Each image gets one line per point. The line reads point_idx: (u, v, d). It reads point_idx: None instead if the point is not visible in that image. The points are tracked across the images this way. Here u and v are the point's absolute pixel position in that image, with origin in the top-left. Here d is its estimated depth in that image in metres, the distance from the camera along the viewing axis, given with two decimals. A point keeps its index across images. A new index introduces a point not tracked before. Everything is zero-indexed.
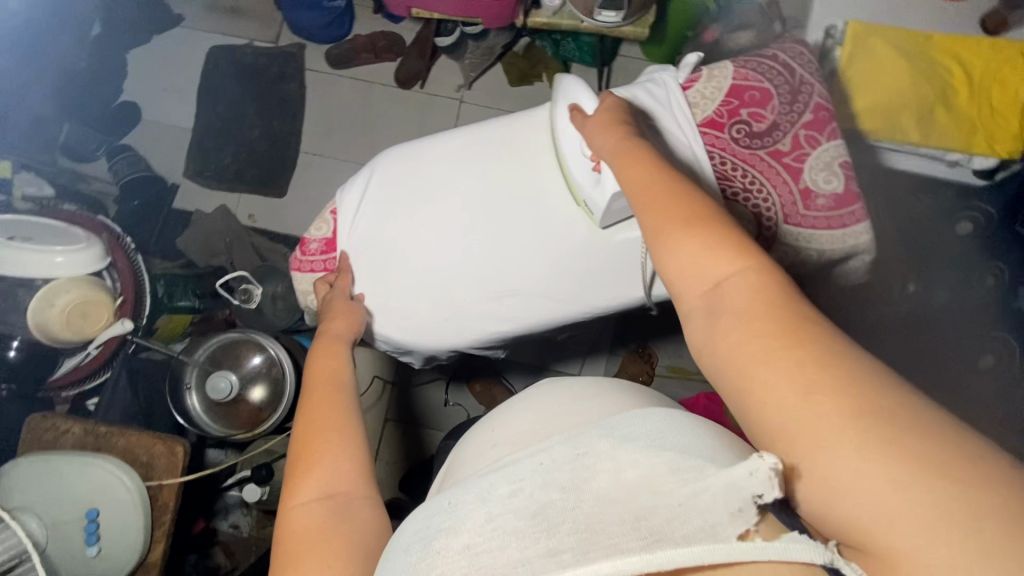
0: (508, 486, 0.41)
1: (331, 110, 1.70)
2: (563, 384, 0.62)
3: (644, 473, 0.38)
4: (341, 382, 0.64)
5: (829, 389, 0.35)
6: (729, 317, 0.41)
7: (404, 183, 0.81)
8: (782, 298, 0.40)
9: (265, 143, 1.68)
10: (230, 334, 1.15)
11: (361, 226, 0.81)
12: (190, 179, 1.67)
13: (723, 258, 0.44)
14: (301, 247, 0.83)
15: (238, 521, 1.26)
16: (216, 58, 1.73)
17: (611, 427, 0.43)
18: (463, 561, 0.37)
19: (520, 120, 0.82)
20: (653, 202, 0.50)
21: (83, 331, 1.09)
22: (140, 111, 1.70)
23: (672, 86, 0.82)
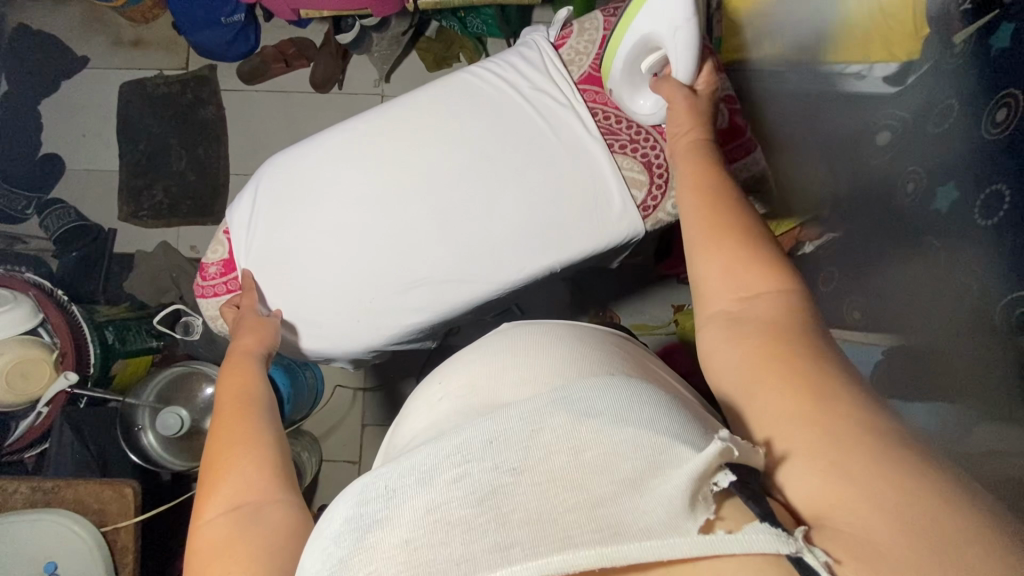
0: (454, 469, 0.38)
1: (254, 127, 1.67)
2: (481, 349, 0.62)
3: (605, 455, 0.38)
4: (246, 393, 0.63)
5: (789, 367, 0.46)
6: (720, 280, 0.56)
7: (292, 188, 0.81)
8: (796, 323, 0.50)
9: (193, 172, 1.66)
10: (176, 369, 1.16)
11: (259, 236, 0.80)
12: (126, 221, 1.65)
13: (758, 279, 0.54)
14: (201, 273, 0.83)
15: None
16: (129, 94, 1.70)
17: (572, 399, 0.40)
18: (401, 556, 0.36)
19: (403, 102, 0.81)
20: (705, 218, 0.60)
21: (28, 391, 1.09)
22: (64, 161, 1.68)
23: (545, 47, 0.81)
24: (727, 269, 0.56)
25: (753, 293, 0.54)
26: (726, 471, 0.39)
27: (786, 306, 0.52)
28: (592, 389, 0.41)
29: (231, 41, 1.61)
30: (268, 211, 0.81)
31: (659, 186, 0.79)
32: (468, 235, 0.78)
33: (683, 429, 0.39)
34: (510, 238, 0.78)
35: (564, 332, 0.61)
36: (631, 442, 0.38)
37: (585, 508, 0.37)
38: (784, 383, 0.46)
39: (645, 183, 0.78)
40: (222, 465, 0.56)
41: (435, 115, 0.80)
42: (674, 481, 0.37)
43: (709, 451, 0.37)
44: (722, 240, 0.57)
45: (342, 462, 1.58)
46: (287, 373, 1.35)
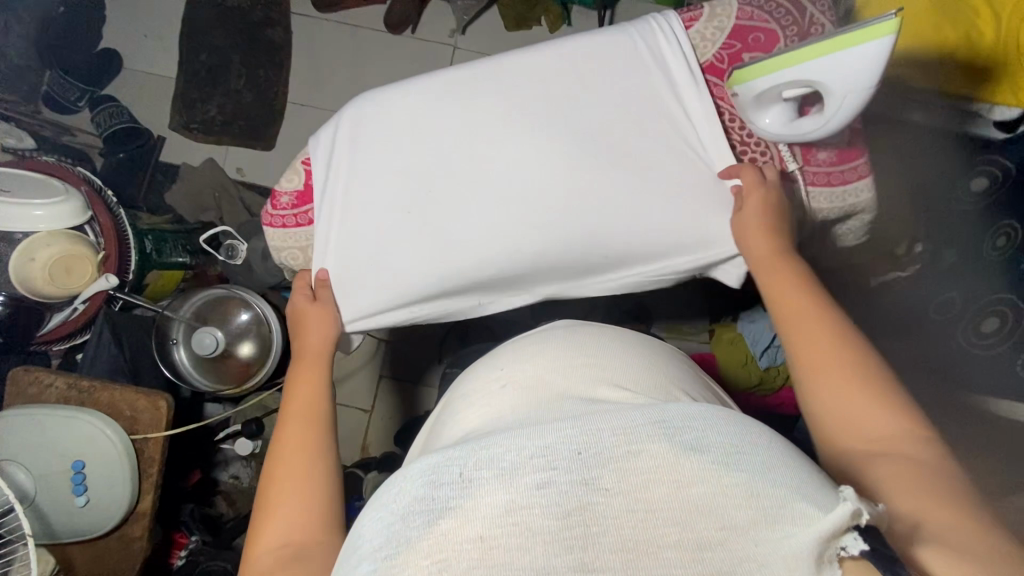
0: (538, 475, 0.38)
1: (320, 57, 1.62)
2: (549, 338, 0.63)
3: (706, 493, 0.37)
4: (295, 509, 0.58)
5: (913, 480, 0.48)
6: (842, 412, 0.56)
7: (362, 131, 0.80)
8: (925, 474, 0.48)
9: (251, 93, 1.61)
10: (215, 290, 1.14)
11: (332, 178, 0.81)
12: (177, 131, 1.63)
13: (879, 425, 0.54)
14: (273, 201, 0.81)
15: (238, 472, 1.27)
16: (197, 2, 1.64)
17: (675, 428, 0.40)
18: (479, 551, 0.36)
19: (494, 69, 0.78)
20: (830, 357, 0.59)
21: (69, 286, 1.08)
22: (122, 59, 1.64)
23: (677, 30, 0.76)
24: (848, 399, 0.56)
25: (869, 422, 0.54)
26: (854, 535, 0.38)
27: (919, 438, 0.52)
28: (699, 422, 0.41)
29: None
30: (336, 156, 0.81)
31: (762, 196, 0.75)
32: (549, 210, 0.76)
33: (800, 481, 0.38)
34: (606, 229, 0.76)
35: (640, 350, 0.62)
36: (742, 487, 0.38)
37: (687, 548, 0.36)
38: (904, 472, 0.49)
39: None
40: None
41: (522, 86, 0.77)
42: (797, 542, 0.36)
43: (840, 512, 0.37)
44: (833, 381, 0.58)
45: (354, 408, 1.59)
46: None
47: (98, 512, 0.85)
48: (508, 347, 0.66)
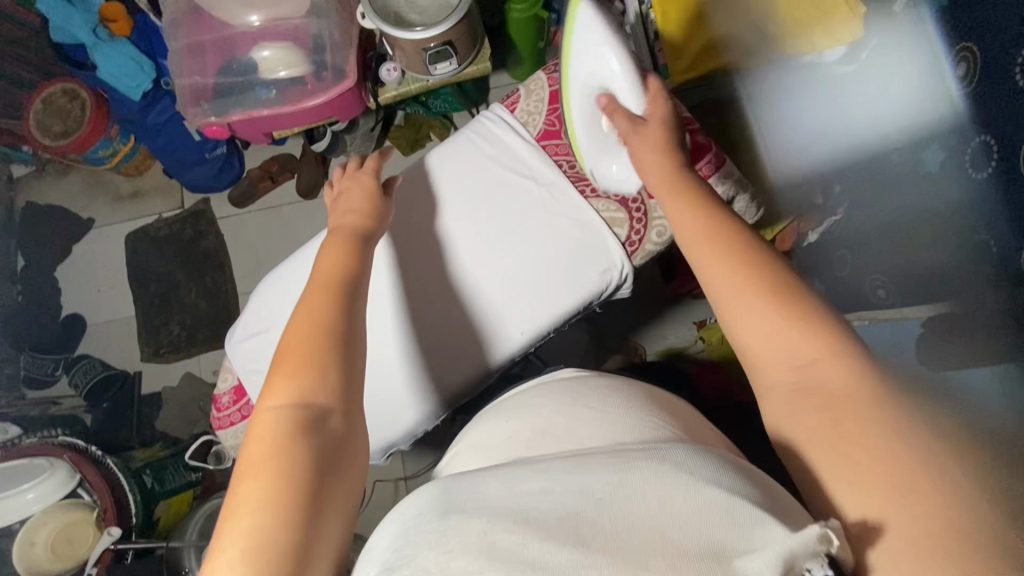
0: (542, 486, 0.41)
1: (254, 245, 1.74)
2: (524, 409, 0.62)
3: (695, 497, 0.37)
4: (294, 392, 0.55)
5: (880, 460, 0.43)
6: (791, 372, 0.51)
7: (263, 315, 0.82)
8: (887, 448, 0.43)
9: (205, 301, 1.72)
10: (212, 505, 1.22)
11: (253, 370, 0.81)
12: (150, 361, 1.71)
13: (843, 382, 0.48)
14: (215, 405, 0.82)
15: None
16: (135, 243, 1.78)
17: (665, 449, 0.42)
18: (479, 543, 0.37)
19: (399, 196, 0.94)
20: (768, 296, 0.54)
21: (74, 556, 1.11)
22: (84, 318, 1.75)
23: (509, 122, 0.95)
24: (807, 359, 0.51)
25: (804, 362, 0.51)
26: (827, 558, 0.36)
27: (853, 373, 0.49)
28: (690, 450, 0.42)
29: (218, 171, 1.66)
30: (248, 349, 0.81)
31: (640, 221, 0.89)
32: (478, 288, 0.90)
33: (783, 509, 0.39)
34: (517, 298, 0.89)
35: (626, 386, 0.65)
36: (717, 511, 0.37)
37: (668, 550, 0.35)
38: (864, 450, 0.44)
39: (625, 222, 0.88)
40: (261, 474, 0.49)
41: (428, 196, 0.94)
42: (773, 554, 0.35)
43: (810, 532, 0.36)
44: (786, 328, 0.53)
45: None
46: None
47: None
48: (508, 398, 0.68)
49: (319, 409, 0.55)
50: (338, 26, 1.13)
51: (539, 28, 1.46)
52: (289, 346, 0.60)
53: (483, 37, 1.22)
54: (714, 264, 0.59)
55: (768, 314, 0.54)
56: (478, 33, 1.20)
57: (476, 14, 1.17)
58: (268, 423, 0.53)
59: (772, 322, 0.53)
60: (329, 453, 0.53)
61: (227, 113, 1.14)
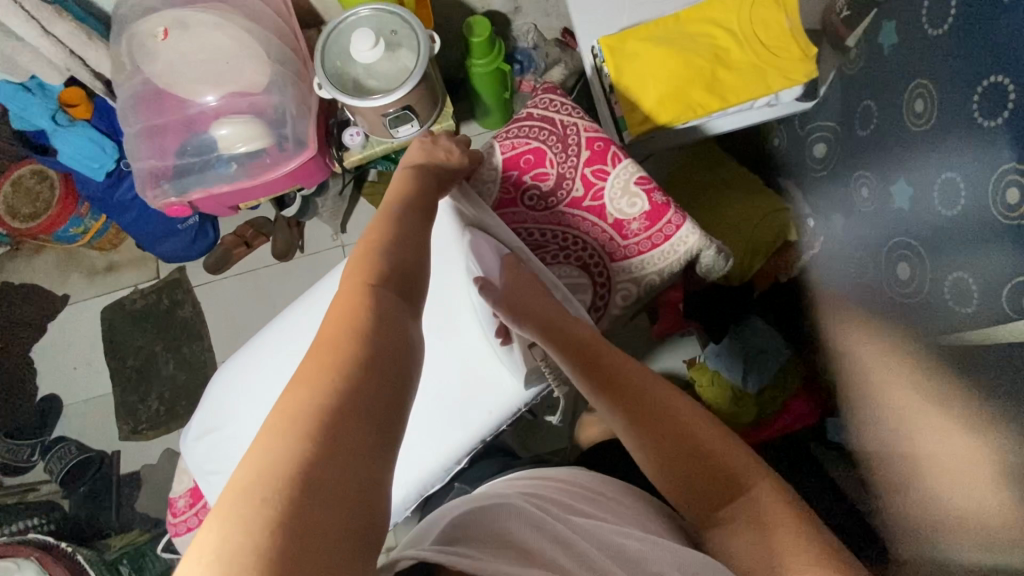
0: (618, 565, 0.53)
1: (232, 312, 1.71)
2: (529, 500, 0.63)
3: None
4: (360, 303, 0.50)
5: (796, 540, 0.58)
6: (707, 491, 0.62)
7: (215, 413, 0.78)
8: (796, 532, 0.58)
9: (184, 372, 1.68)
10: None
11: (208, 471, 0.77)
12: (128, 439, 1.66)
13: (750, 484, 0.62)
14: (170, 510, 0.79)
15: None
16: (111, 317, 1.75)
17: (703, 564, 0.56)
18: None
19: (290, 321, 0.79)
20: (676, 432, 0.64)
21: None
22: (60, 398, 1.70)
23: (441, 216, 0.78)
24: (717, 476, 0.62)
25: (731, 492, 0.61)
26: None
27: (769, 494, 0.61)
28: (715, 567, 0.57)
29: (191, 241, 1.64)
30: (202, 450, 0.78)
31: (604, 285, 0.79)
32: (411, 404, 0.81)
33: None
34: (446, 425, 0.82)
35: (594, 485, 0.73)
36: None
37: None
38: (787, 538, 0.58)
39: (586, 288, 0.79)
40: (330, 358, 0.44)
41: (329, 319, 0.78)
42: None
43: None
44: (693, 455, 0.63)
45: None
46: None
47: None
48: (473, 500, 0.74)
49: (388, 317, 0.49)
50: (296, 99, 1.13)
51: (503, 81, 1.47)
52: (368, 248, 0.56)
53: (443, 96, 1.23)
54: (630, 409, 0.66)
55: (678, 447, 0.64)
56: (437, 93, 1.21)
57: (434, 76, 1.17)
58: (329, 323, 0.47)
59: (681, 452, 0.63)
60: (399, 357, 0.47)
61: (187, 192, 1.14)
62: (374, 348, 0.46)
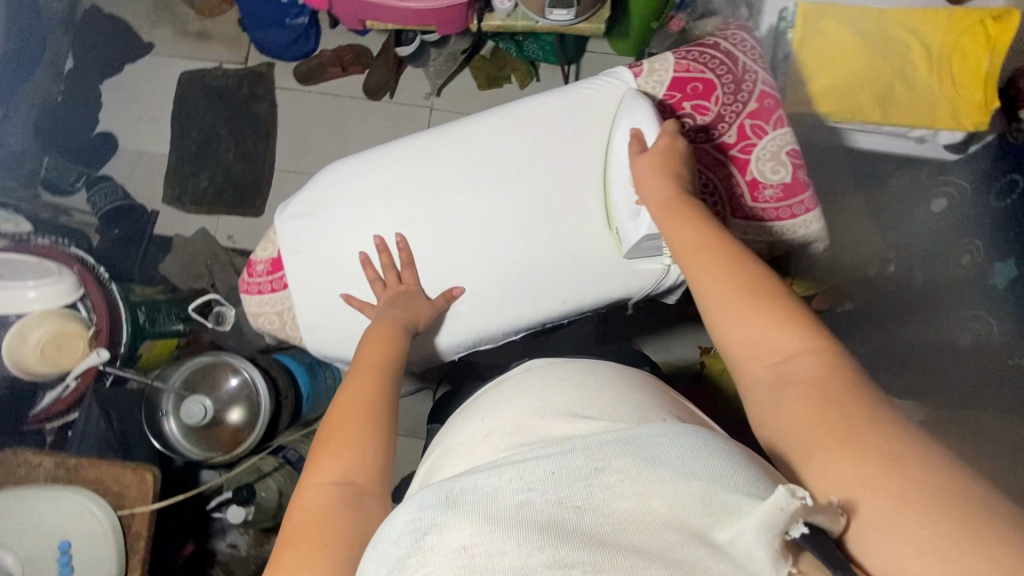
0: (519, 493, 0.42)
1: (304, 126, 1.70)
2: (549, 373, 0.62)
3: (667, 500, 0.40)
4: (391, 353, 0.70)
5: (844, 416, 0.46)
6: (751, 346, 0.54)
7: (321, 202, 0.83)
8: (845, 398, 0.47)
9: (239, 164, 1.69)
10: (203, 357, 1.15)
11: (298, 250, 0.82)
12: (170, 204, 1.70)
13: (794, 338, 0.52)
14: (248, 270, 0.83)
15: (235, 540, 1.30)
16: (187, 84, 1.73)
17: (637, 442, 0.43)
18: (460, 561, 0.39)
19: (430, 143, 0.83)
20: (722, 281, 0.57)
21: (61, 363, 1.10)
22: (117, 140, 1.72)
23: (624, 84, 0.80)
24: (763, 328, 0.54)
25: (780, 356, 0.52)
26: (799, 526, 0.40)
27: (827, 362, 0.50)
28: (659, 438, 0.44)
29: (292, 41, 1.63)
30: (299, 228, 0.82)
31: None
32: (492, 264, 0.82)
33: (750, 480, 0.42)
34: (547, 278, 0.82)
35: (610, 369, 0.63)
36: (699, 496, 0.40)
37: (647, 553, 0.38)
38: (827, 406, 0.47)
39: None
40: (349, 381, 0.65)
41: (473, 152, 0.82)
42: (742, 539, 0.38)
43: (775, 499, 0.39)
44: (742, 301, 0.55)
45: None
46: (305, 369, 1.34)
47: None
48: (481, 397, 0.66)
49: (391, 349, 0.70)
50: None
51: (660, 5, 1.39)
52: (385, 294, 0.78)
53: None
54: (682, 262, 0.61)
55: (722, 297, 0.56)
56: None
57: None
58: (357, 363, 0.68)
59: (725, 301, 0.56)
60: (387, 373, 0.67)
61: None
62: (377, 377, 0.66)
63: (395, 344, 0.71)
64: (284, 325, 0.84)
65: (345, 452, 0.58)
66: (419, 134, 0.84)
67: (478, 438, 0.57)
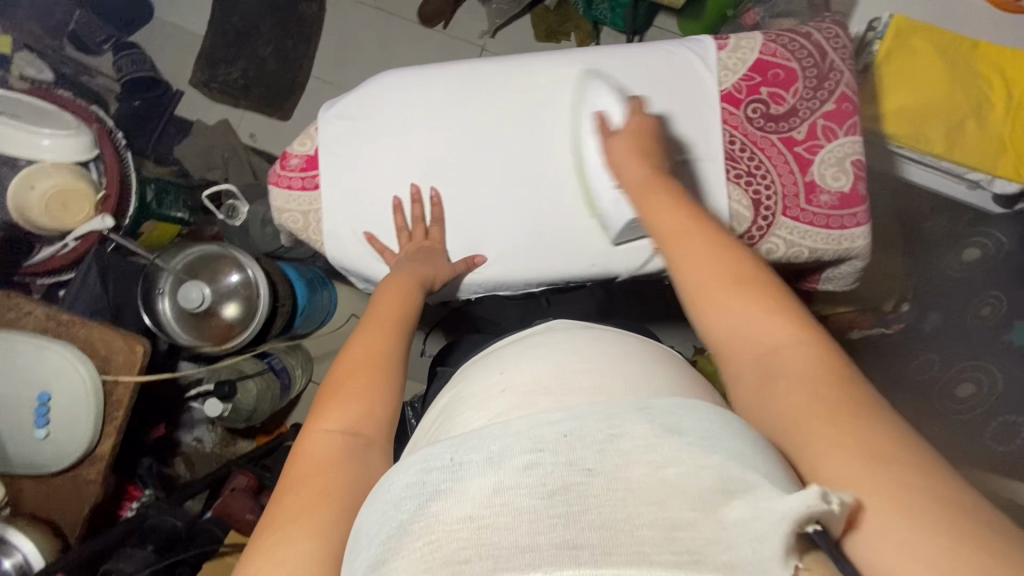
0: (526, 456, 0.40)
1: (349, 38, 1.64)
2: (564, 339, 0.61)
3: (684, 471, 0.38)
4: (405, 305, 0.68)
5: (853, 418, 0.44)
6: (732, 333, 0.52)
7: (367, 108, 0.79)
8: (850, 402, 0.45)
9: (274, 62, 1.62)
10: (211, 246, 1.13)
11: (334, 153, 0.79)
12: (196, 88, 1.63)
13: (780, 327, 0.51)
14: (281, 161, 0.79)
15: (201, 436, 1.39)
16: None
17: (655, 413, 0.42)
18: (466, 531, 0.37)
19: (494, 72, 0.79)
20: (701, 265, 0.55)
21: (63, 220, 1.06)
22: (153, 9, 1.64)
23: (707, 54, 0.76)
24: (747, 313, 0.52)
25: (766, 346, 0.51)
26: (814, 523, 0.36)
27: (818, 358, 0.49)
28: (679, 410, 0.43)
29: None
30: (339, 130, 0.79)
31: (760, 228, 0.75)
32: (531, 210, 0.79)
33: (776, 470, 0.40)
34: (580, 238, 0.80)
35: (629, 342, 0.62)
36: (713, 471, 0.38)
37: (661, 527, 0.36)
38: (835, 409, 0.45)
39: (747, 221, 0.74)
40: (365, 330, 0.64)
41: (534, 93, 0.79)
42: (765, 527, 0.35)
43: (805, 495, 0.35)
44: (722, 291, 0.53)
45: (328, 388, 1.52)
46: (304, 283, 1.34)
47: (55, 448, 0.83)
48: (499, 353, 0.65)
49: (411, 304, 0.68)
50: None
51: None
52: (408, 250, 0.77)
53: None
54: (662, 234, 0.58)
55: (700, 282, 0.54)
56: None
57: None
58: (376, 312, 0.66)
59: (704, 286, 0.54)
60: (403, 327, 0.65)
61: None
62: (392, 328, 0.64)
63: (409, 299, 0.69)
64: (307, 227, 0.81)
65: (354, 399, 0.57)
66: (485, 61, 0.80)
67: (487, 391, 0.55)
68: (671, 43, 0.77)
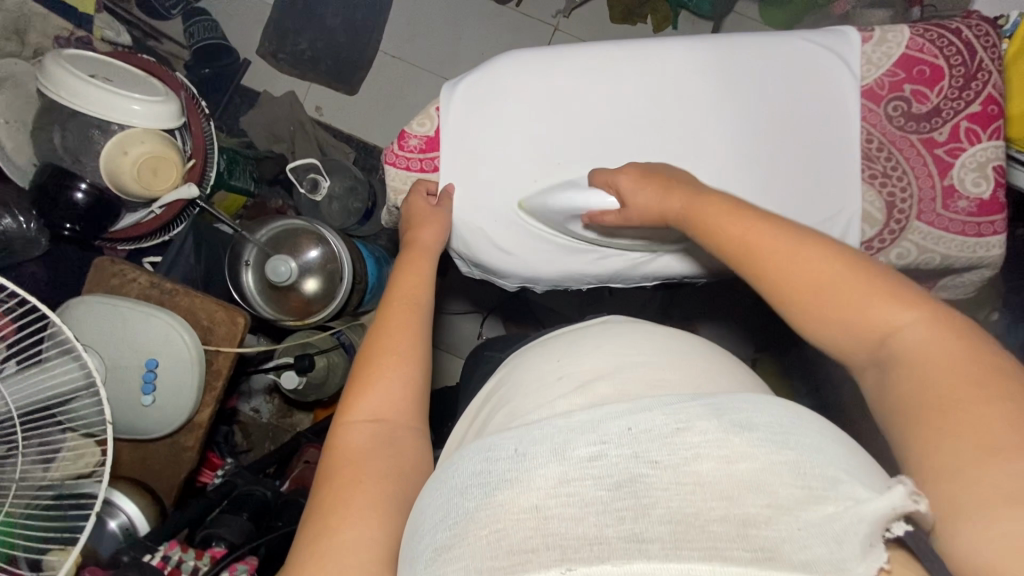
0: (590, 446, 0.37)
1: (420, 12, 1.61)
2: (631, 330, 0.58)
3: (756, 467, 0.35)
4: (420, 285, 0.66)
5: (989, 411, 0.41)
6: (825, 318, 0.52)
7: (495, 87, 0.78)
8: (992, 393, 0.42)
9: (343, 34, 1.60)
10: (295, 221, 1.13)
11: (459, 133, 0.78)
12: (262, 58, 1.61)
13: (894, 308, 0.49)
14: (401, 141, 0.78)
15: (259, 405, 1.40)
16: None
17: (720, 408, 0.38)
18: (533, 522, 0.34)
19: (630, 58, 0.78)
20: (771, 251, 0.54)
21: (152, 188, 1.06)
22: None
23: (848, 51, 0.77)
24: (843, 297, 0.51)
25: (877, 330, 0.49)
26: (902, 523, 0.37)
27: (931, 337, 0.46)
28: (746, 406, 0.39)
29: None
30: (465, 110, 0.78)
31: (893, 231, 0.77)
32: None
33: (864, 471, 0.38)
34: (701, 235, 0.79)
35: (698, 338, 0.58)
36: (790, 467, 0.35)
37: (732, 522, 0.33)
38: (965, 397, 0.42)
39: (880, 225, 0.76)
40: (384, 314, 0.63)
41: (668, 83, 0.77)
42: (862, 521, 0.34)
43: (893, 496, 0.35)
44: (801, 272, 0.53)
45: None
46: (374, 261, 1.33)
47: (159, 415, 0.84)
48: (578, 333, 0.60)
49: (427, 282, 0.67)
50: None
51: None
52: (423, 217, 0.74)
53: None
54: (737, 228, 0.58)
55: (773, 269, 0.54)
56: None
57: None
58: (396, 292, 0.65)
59: (772, 270, 0.54)
60: (416, 306, 0.64)
61: None
62: (409, 307, 0.63)
63: (425, 271, 0.68)
64: None
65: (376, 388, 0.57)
66: (619, 46, 0.79)
67: (546, 380, 0.51)
68: (812, 37, 0.78)
